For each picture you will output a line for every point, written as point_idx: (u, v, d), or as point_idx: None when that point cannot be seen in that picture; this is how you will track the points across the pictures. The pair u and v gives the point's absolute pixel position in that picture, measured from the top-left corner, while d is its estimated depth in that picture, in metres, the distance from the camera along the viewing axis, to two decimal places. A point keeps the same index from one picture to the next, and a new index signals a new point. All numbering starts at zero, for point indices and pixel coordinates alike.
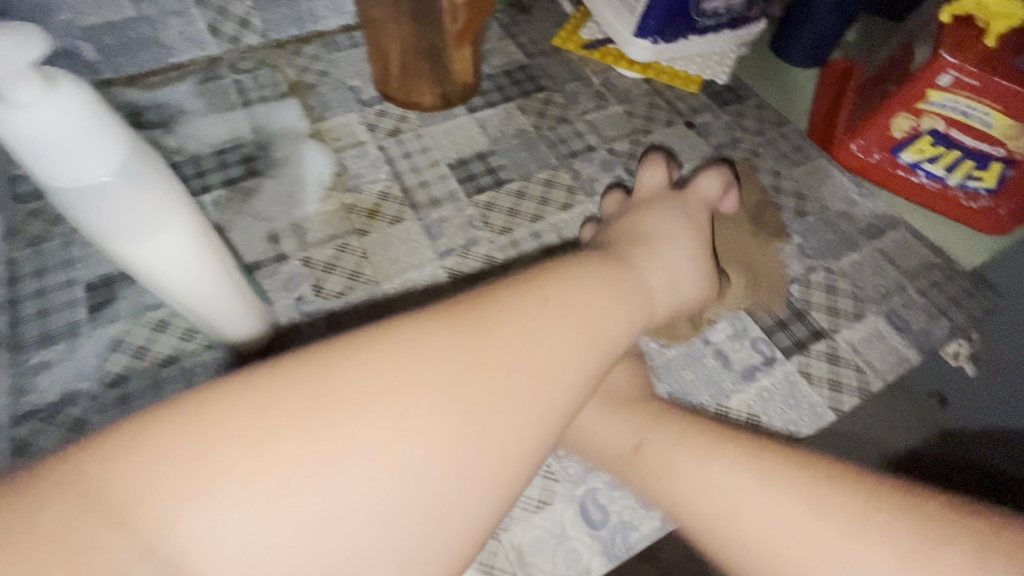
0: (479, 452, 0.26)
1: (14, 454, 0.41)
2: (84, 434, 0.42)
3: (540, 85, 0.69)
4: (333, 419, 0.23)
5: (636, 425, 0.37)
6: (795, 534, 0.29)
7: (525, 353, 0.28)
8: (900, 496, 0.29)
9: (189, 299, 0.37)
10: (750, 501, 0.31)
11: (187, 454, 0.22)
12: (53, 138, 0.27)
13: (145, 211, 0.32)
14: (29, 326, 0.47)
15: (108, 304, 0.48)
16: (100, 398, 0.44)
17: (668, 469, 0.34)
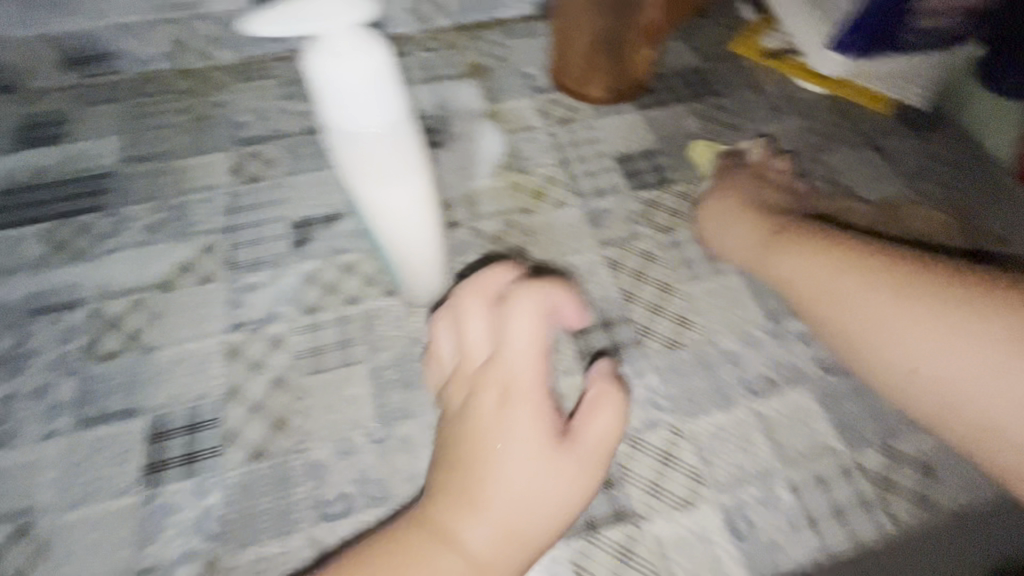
0: (517, 546, 0.36)
1: (226, 356, 0.48)
2: (280, 350, 0.48)
3: (713, 89, 0.68)
4: (399, 572, 0.33)
5: (766, 231, 0.51)
6: (907, 333, 0.41)
7: (515, 509, 0.36)
8: (986, 301, 0.39)
9: (408, 243, 0.39)
10: (861, 302, 0.43)
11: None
12: (349, 82, 0.31)
13: (403, 148, 0.35)
14: (244, 250, 0.54)
15: (307, 242, 0.55)
16: (296, 321, 0.50)
17: (786, 261, 0.48)
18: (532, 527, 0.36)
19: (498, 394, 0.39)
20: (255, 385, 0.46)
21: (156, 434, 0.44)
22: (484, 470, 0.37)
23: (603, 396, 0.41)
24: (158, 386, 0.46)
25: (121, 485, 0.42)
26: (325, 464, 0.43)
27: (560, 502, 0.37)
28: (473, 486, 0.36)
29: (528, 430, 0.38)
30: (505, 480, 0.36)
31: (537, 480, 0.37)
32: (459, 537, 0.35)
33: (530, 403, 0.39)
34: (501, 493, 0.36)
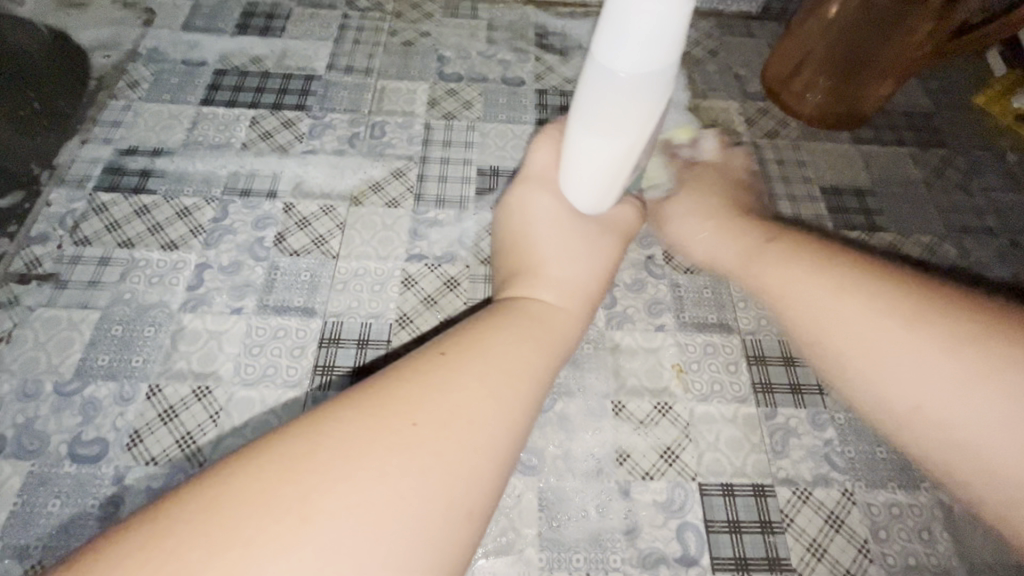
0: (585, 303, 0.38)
1: (402, 283, 0.48)
2: (453, 292, 0.48)
3: (941, 140, 0.61)
4: (490, 323, 0.32)
5: (743, 225, 0.46)
6: (919, 360, 0.33)
7: (431, 416, 0.26)
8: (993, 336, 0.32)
9: (590, 188, 0.39)
10: (880, 342, 0.34)
11: (409, 389, 0.27)
12: (646, 28, 0.29)
13: (646, 113, 0.34)
14: (431, 184, 0.54)
15: (491, 193, 0.54)
16: (471, 268, 0.49)
17: (766, 270, 0.42)
18: (473, 448, 0.26)
19: (540, 171, 0.42)
20: (426, 320, 0.46)
21: (329, 340, 0.45)
22: (393, 405, 0.26)
23: (587, 244, 0.40)
24: (337, 294, 0.47)
25: (292, 378, 0.43)
26: None
27: (466, 436, 0.26)
28: (535, 256, 0.39)
29: (557, 199, 0.41)
30: (443, 399, 0.27)
31: (595, 240, 0.40)
32: (387, 445, 0.25)
33: (551, 184, 0.42)
34: (433, 407, 0.27)
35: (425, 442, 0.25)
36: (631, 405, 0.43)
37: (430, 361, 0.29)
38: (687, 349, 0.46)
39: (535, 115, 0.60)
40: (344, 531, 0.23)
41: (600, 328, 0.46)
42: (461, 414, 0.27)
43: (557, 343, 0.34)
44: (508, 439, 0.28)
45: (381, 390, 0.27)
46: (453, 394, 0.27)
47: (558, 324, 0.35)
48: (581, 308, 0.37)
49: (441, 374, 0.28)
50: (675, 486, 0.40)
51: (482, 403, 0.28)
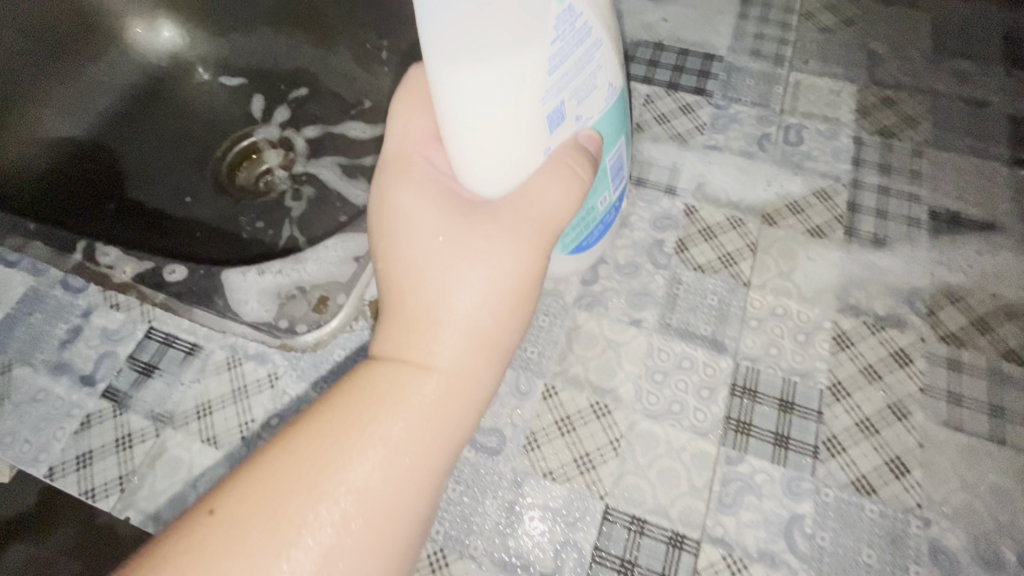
0: (454, 353, 0.30)
1: (835, 340, 0.38)
2: (904, 370, 0.37)
3: None
4: (349, 410, 0.28)
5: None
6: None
7: (292, 529, 0.26)
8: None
9: (485, 161, 0.30)
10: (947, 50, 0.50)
11: (253, 507, 0.26)
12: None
13: (509, 47, 0.26)
14: (866, 218, 0.43)
15: (951, 246, 0.41)
16: (928, 343, 0.38)
17: None
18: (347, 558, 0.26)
19: (434, 162, 0.33)
20: (870, 398, 0.36)
21: (744, 389, 0.37)
22: (253, 526, 0.26)
23: (497, 278, 0.30)
24: (750, 332, 0.39)
25: (701, 426, 0.36)
26: (956, 558, 0.32)
27: (328, 545, 0.26)
28: (415, 296, 0.31)
29: (422, 194, 0.32)
30: (306, 514, 0.26)
31: (496, 240, 0.30)
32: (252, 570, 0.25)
33: (423, 178, 0.33)
34: (305, 520, 0.26)
35: (284, 560, 0.25)
36: None
37: (284, 473, 0.27)
38: None
39: (1007, 150, 0.46)
40: None
41: None
42: (333, 527, 0.26)
43: (417, 431, 0.28)
44: (375, 535, 0.27)
45: (240, 506, 0.26)
46: (297, 508, 0.26)
47: (427, 409, 0.29)
48: (456, 355, 0.30)
49: (304, 488, 0.26)
50: None
51: (338, 508, 0.26)
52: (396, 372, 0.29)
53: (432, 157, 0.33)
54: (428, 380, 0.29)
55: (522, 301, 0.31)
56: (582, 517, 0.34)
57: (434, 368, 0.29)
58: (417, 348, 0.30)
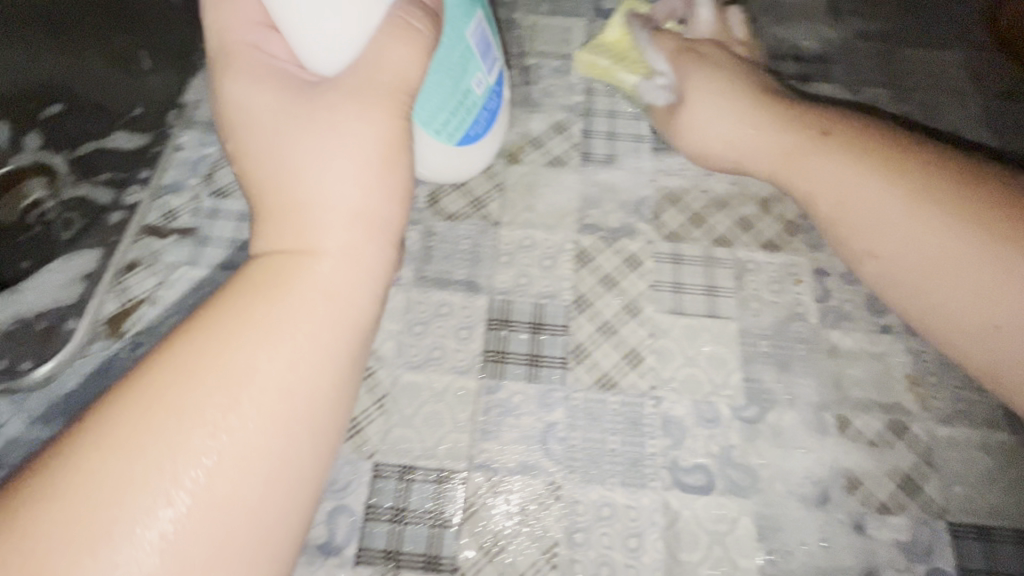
0: (325, 244, 0.28)
1: (576, 258, 0.41)
2: (636, 273, 0.41)
3: None
4: (223, 316, 0.26)
5: (819, 121, 0.40)
6: (934, 246, 0.35)
7: (170, 449, 0.23)
8: (922, 168, 0.36)
9: (320, 32, 0.28)
10: (854, 179, 0.37)
11: (112, 444, 0.23)
12: None
13: None
14: (598, 142, 0.46)
15: (671, 155, 0.46)
16: (654, 244, 0.42)
17: (860, 203, 0.37)
18: (254, 468, 0.25)
19: (264, 48, 0.30)
20: (608, 304, 0.40)
21: (498, 321, 0.39)
22: (120, 461, 0.23)
23: (366, 149, 0.28)
24: (502, 268, 0.41)
25: (461, 364, 0.37)
26: (683, 424, 0.36)
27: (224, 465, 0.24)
28: (283, 189, 0.28)
29: (260, 89, 0.30)
30: (190, 434, 0.24)
31: (353, 118, 0.28)
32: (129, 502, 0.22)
33: (258, 69, 0.30)
34: (188, 443, 0.23)
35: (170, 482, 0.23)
36: (859, 422, 0.36)
37: (154, 396, 0.24)
38: (921, 359, 0.38)
39: None
40: None
41: (814, 326, 0.39)
42: (229, 441, 0.24)
43: (300, 349, 0.26)
44: (245, 468, 0.24)
45: (97, 442, 0.23)
46: (174, 433, 0.23)
47: (318, 294, 0.27)
48: (322, 254, 0.27)
49: (178, 407, 0.24)
50: (921, 523, 0.34)
51: (232, 420, 0.24)
52: (278, 262, 0.27)
53: (260, 43, 0.30)
54: (316, 265, 0.27)
55: (396, 169, 0.29)
56: (353, 481, 0.34)
57: (321, 248, 0.28)
58: (286, 257, 0.27)
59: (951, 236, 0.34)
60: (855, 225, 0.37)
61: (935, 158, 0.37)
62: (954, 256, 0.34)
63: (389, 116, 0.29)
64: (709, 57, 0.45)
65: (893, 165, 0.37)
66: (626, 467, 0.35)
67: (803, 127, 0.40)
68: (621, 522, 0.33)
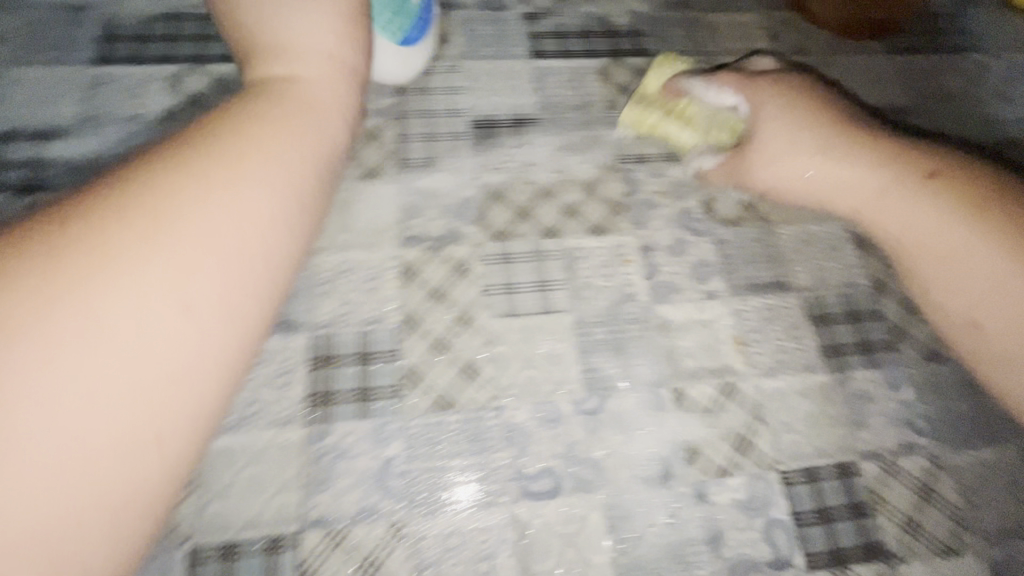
0: (274, 203, 0.29)
1: (401, 276, 0.39)
2: (466, 280, 0.39)
3: (975, 43, 0.54)
4: (213, 133, 0.30)
5: (920, 161, 0.40)
6: (937, 216, 0.38)
7: (166, 228, 0.26)
8: (962, 189, 0.38)
9: None
10: (915, 213, 0.39)
11: (111, 218, 0.25)
12: None
13: None
14: (415, 146, 0.43)
15: (491, 149, 0.44)
16: (482, 247, 0.40)
17: (893, 215, 0.40)
18: (244, 272, 0.28)
19: None
20: (439, 319, 0.38)
21: (321, 360, 0.36)
22: (129, 226, 0.25)
23: (342, 47, 0.35)
24: (321, 299, 0.38)
25: (283, 415, 0.34)
26: (525, 430, 0.35)
27: (219, 254, 0.27)
28: (268, 58, 0.34)
29: None
30: (183, 222, 0.26)
31: (318, 9, 0.34)
32: (114, 273, 0.24)
33: None
34: (185, 229, 0.26)
35: (164, 248, 0.25)
36: (693, 392, 0.37)
37: (161, 176, 0.27)
38: (744, 318, 0.40)
39: (527, 46, 0.49)
40: (93, 385, 0.23)
41: (645, 305, 0.40)
42: (217, 237, 0.27)
43: (270, 174, 0.30)
44: (168, 400, 0.25)
45: (108, 205, 0.25)
46: (180, 205, 0.26)
47: (307, 126, 0.32)
48: (270, 207, 0.29)
49: (172, 198, 0.26)
50: (756, 479, 0.35)
51: (233, 207, 0.28)
52: (257, 109, 0.31)
53: None
54: (314, 115, 0.33)
55: (363, 57, 0.36)
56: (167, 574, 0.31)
57: (301, 100, 0.33)
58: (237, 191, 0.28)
59: (996, 262, 0.36)
60: (913, 257, 0.40)
61: (946, 171, 0.39)
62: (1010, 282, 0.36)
63: (352, 27, 0.35)
64: (758, 85, 0.45)
65: (925, 192, 0.39)
66: (467, 487, 0.33)
67: (873, 158, 0.41)
68: (470, 548, 0.32)
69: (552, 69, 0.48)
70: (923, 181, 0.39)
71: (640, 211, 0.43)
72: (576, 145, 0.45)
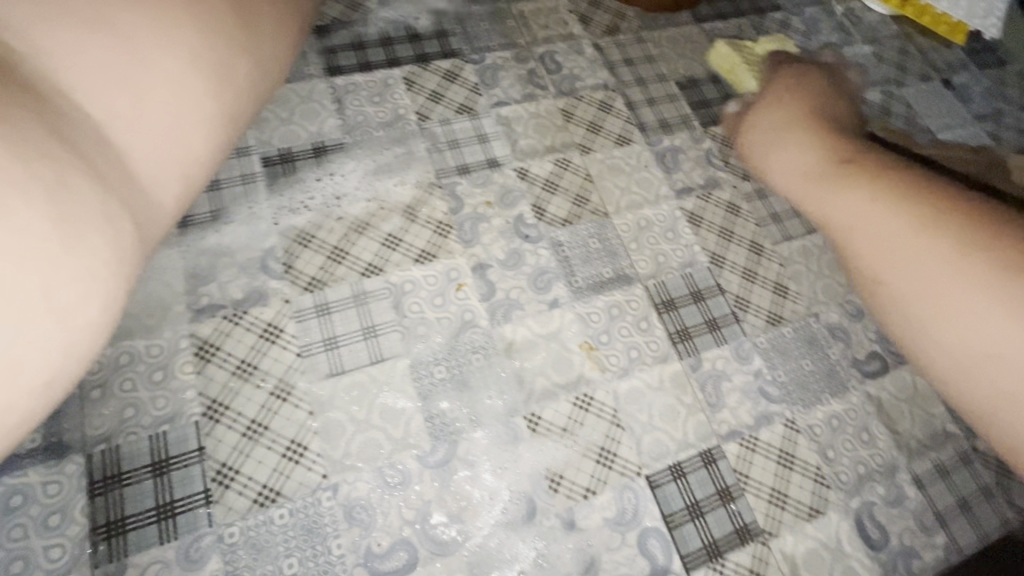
0: (238, 103, 0.35)
1: (196, 357, 0.33)
2: (278, 345, 0.34)
3: (773, 3, 0.56)
4: None
5: (915, 195, 0.40)
6: (950, 273, 0.37)
7: (188, 42, 0.31)
8: (952, 224, 0.38)
9: None
10: (920, 260, 0.38)
11: (134, 23, 0.29)
12: None
13: None
14: (198, 199, 0.37)
15: (291, 187, 0.39)
16: (293, 303, 0.35)
17: (910, 269, 0.38)
18: (244, 106, 0.36)
19: None
20: (250, 397, 0.33)
21: (102, 482, 0.30)
22: (151, 27, 0.30)
23: None
24: (93, 408, 0.31)
25: (58, 564, 0.28)
26: (368, 502, 0.31)
27: (233, 89, 0.34)
28: None
29: None
30: (205, 43, 0.32)
31: None
32: (147, 74, 0.30)
33: None
34: (209, 53, 0.32)
35: (194, 64, 0.32)
36: (548, 413, 0.35)
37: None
38: (591, 321, 0.38)
39: (320, 65, 0.44)
40: (138, 148, 0.29)
41: (486, 330, 0.37)
42: (234, 74, 0.34)
43: (260, 38, 0.36)
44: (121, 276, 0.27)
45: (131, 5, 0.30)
46: (202, 36, 0.32)
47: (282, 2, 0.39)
48: (246, 93, 0.36)
49: (187, 15, 0.32)
50: (624, 490, 0.34)
51: (244, 60, 0.35)
52: None
53: None
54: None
55: None
56: None
57: None
58: (219, 77, 0.33)
59: (997, 297, 0.35)
60: (890, 306, 0.39)
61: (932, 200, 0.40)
62: (999, 318, 0.35)
63: None
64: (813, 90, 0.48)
65: (931, 228, 0.39)
66: None
67: (890, 189, 0.41)
68: None
69: (352, 87, 0.44)
70: (937, 209, 0.39)
71: (469, 227, 0.40)
72: (390, 166, 0.41)
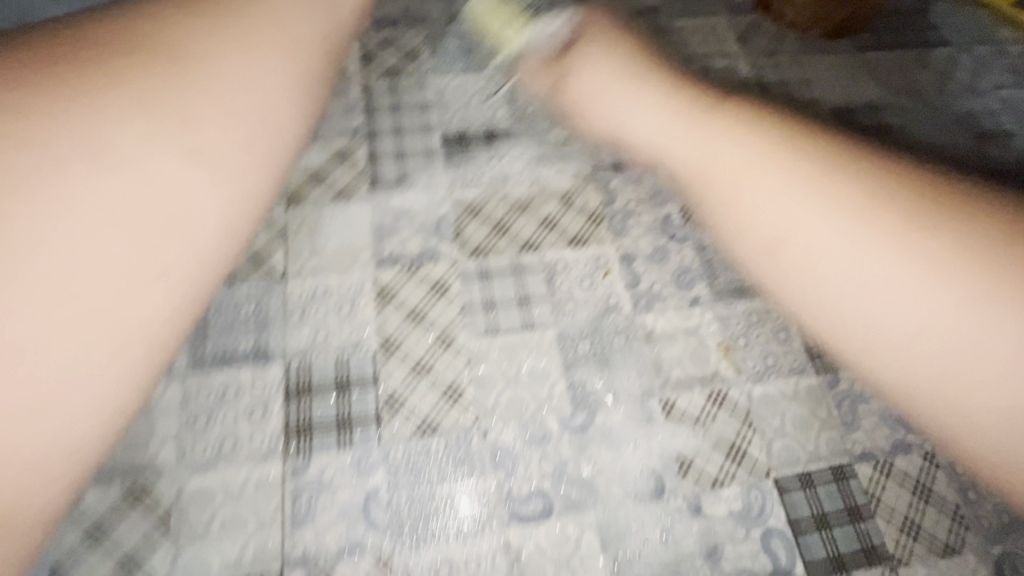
0: (275, 115, 0.36)
1: (377, 299, 0.38)
2: (445, 300, 0.38)
3: (941, 38, 0.55)
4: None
5: (890, 186, 0.33)
6: (905, 277, 0.31)
7: (217, 69, 0.33)
8: (951, 225, 0.31)
9: None
10: (833, 246, 0.33)
11: (170, 67, 0.32)
12: None
13: None
14: (387, 164, 0.43)
15: (465, 164, 0.43)
16: (459, 265, 0.39)
17: (824, 287, 0.34)
18: (278, 103, 0.36)
19: None
20: (418, 340, 0.37)
21: (297, 389, 0.35)
22: (183, 62, 0.32)
23: None
24: (294, 327, 0.36)
25: (260, 450, 0.33)
26: (512, 450, 0.34)
27: (267, 98, 0.35)
28: None
29: None
30: (241, 67, 0.34)
31: None
32: (181, 110, 0.32)
33: None
34: (239, 77, 0.34)
35: (223, 88, 0.33)
36: (682, 402, 0.36)
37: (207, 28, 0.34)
38: (730, 323, 0.39)
39: (497, 60, 0.48)
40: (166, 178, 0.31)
41: (629, 315, 0.39)
42: (271, 81, 0.35)
43: (284, 32, 0.37)
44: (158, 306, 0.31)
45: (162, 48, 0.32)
46: (230, 58, 0.34)
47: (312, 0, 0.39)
48: (284, 96, 0.36)
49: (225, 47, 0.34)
50: (750, 488, 0.35)
51: (266, 60, 0.36)
52: None
53: None
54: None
55: None
56: None
57: None
58: (256, 96, 0.35)
59: (968, 311, 0.29)
60: (846, 331, 0.33)
61: (915, 196, 0.32)
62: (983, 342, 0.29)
63: None
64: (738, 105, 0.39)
65: (916, 226, 0.32)
66: (454, 513, 0.33)
67: (808, 173, 0.35)
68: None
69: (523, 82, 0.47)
70: (914, 206, 0.32)
71: (619, 220, 0.42)
72: (551, 156, 0.44)
